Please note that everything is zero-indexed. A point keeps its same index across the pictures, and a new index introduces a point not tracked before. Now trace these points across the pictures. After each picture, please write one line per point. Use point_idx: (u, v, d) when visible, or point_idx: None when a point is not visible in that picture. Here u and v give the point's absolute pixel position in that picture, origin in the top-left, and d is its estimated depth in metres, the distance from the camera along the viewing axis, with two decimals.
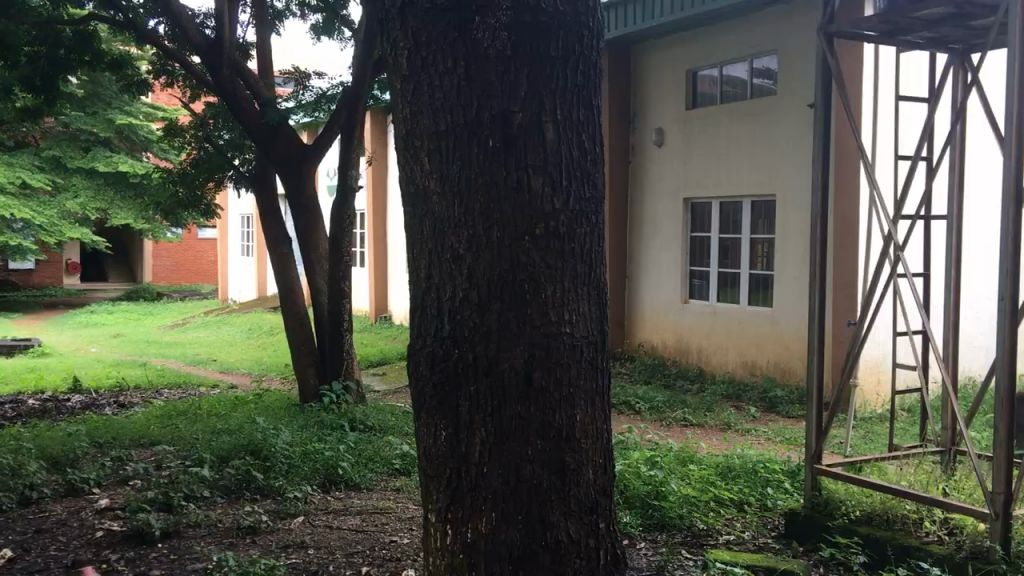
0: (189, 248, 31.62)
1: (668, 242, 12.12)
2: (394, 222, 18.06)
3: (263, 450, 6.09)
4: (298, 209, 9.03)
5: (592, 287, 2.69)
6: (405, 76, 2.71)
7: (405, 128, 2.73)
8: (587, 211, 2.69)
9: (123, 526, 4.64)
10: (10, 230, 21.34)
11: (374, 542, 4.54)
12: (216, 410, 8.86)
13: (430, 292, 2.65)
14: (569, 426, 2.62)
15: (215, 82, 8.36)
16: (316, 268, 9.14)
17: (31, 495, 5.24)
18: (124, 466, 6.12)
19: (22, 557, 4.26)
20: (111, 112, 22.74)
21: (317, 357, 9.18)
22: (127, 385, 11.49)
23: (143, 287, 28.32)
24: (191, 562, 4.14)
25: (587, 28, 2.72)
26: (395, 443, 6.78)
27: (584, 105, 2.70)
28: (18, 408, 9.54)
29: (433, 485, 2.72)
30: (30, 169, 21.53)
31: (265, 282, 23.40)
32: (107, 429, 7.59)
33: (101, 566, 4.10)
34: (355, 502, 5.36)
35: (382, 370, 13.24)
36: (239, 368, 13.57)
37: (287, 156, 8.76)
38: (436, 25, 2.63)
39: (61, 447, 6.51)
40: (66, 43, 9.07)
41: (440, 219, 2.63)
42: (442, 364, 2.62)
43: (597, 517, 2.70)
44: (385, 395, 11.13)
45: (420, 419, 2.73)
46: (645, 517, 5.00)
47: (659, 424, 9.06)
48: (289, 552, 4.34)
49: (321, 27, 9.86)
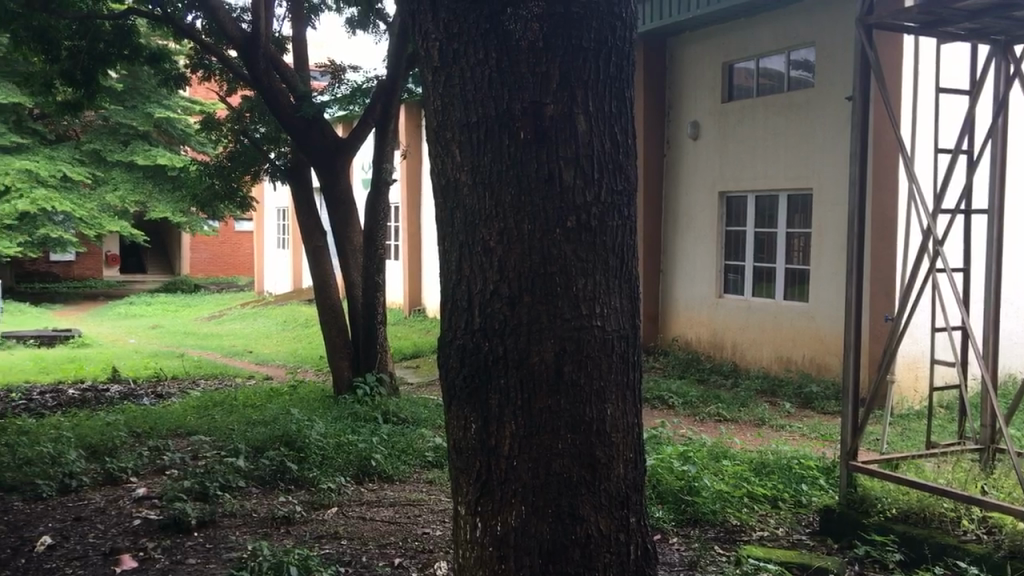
0: (226, 241, 32.08)
1: (703, 236, 12.04)
2: (427, 214, 18.13)
3: (297, 441, 6.13)
4: (333, 203, 9.08)
5: (624, 280, 2.67)
6: (436, 68, 2.71)
7: (436, 120, 2.73)
8: (620, 204, 2.67)
9: (160, 514, 4.71)
10: (50, 222, 21.78)
11: (407, 534, 4.57)
12: (252, 401, 8.94)
13: (461, 284, 2.65)
14: (600, 420, 2.61)
15: (252, 77, 8.44)
16: (351, 261, 9.21)
17: (70, 483, 5.33)
18: (161, 455, 6.20)
19: (61, 545, 4.34)
20: (149, 106, 23.03)
21: (351, 350, 9.23)
22: (166, 375, 11.66)
23: (181, 279, 28.73)
24: (225, 551, 4.18)
25: (620, 19, 2.71)
26: (428, 436, 6.80)
27: (617, 97, 2.68)
28: (59, 397, 9.70)
29: (463, 478, 2.72)
30: (71, 162, 21.94)
31: (299, 274, 23.52)
32: (146, 418, 7.70)
33: (138, 554, 4.16)
34: (388, 494, 5.38)
35: (415, 363, 13.29)
36: (273, 360, 13.73)
37: (321, 149, 8.79)
38: (467, 17, 2.63)
39: (99, 436, 6.63)
40: (105, 37, 9.19)
41: (471, 212, 2.63)
42: (471, 358, 2.62)
43: (627, 512, 2.68)
44: (418, 387, 11.19)
45: (450, 413, 2.73)
46: (677, 512, 4.99)
47: (691, 420, 9.01)
48: (323, 543, 4.37)
49: (357, 21, 9.91)
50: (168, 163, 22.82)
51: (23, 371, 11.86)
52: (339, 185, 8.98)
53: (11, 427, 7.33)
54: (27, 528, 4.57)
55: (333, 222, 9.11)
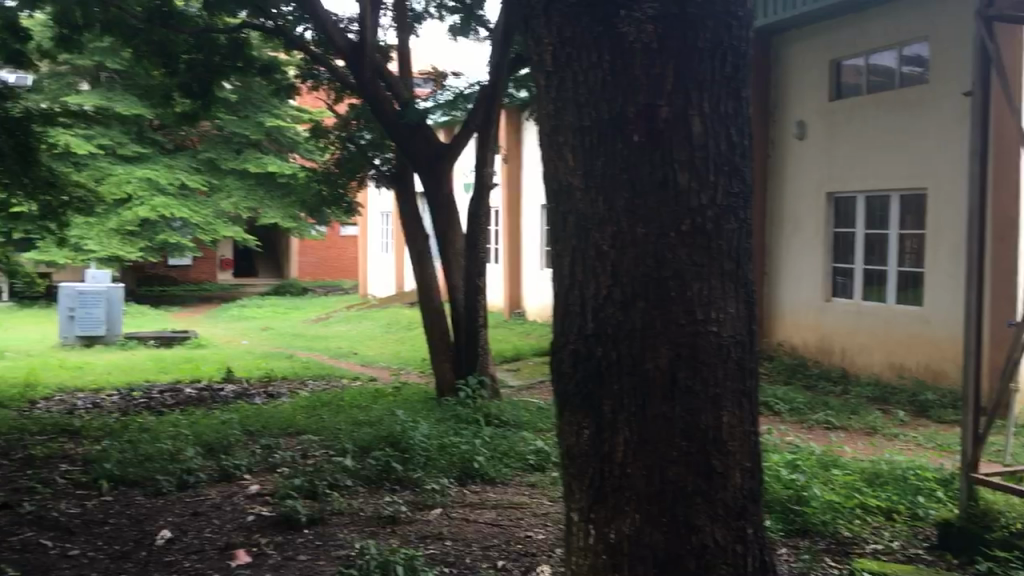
0: (333, 245, 33.00)
1: (810, 238, 11.72)
2: (528, 218, 18.20)
3: (402, 442, 6.22)
4: (435, 208, 9.17)
5: (740, 286, 2.61)
6: (549, 72, 2.72)
7: (549, 124, 2.73)
8: (736, 207, 2.62)
9: (271, 512, 4.85)
10: (168, 228, 22.74)
11: (510, 536, 4.58)
12: (358, 402, 9.13)
13: (573, 288, 2.65)
14: (715, 428, 2.56)
15: (358, 86, 8.63)
16: (453, 264, 9.22)
17: (188, 479, 5.55)
18: (273, 453, 6.39)
19: (180, 539, 4.52)
20: (260, 116, 23.84)
21: (454, 352, 9.32)
22: (276, 375, 12.03)
23: (289, 282, 29.62)
24: (335, 549, 4.28)
25: (736, 18, 2.65)
26: (530, 439, 6.80)
27: (733, 97, 2.63)
28: (178, 396, 10.12)
29: (575, 485, 2.71)
30: (188, 171, 22.95)
31: (402, 277, 23.90)
32: (258, 417, 7.95)
33: (252, 549, 4.30)
34: (491, 496, 5.41)
35: (517, 366, 13.34)
36: (378, 361, 14.00)
37: (424, 155, 8.91)
38: (580, 21, 2.63)
39: (214, 434, 6.88)
40: (220, 50, 9.53)
41: (584, 217, 2.62)
42: (584, 363, 2.62)
43: (744, 523, 2.61)
44: (519, 390, 11.23)
45: (561, 419, 2.73)
46: (786, 522, 4.86)
47: (799, 427, 8.77)
48: (427, 543, 4.42)
49: (459, 28, 10.01)
50: (278, 171, 23.53)
51: (144, 370, 12.42)
52: (442, 190, 9.08)
53: (133, 424, 7.68)
54: (148, 522, 4.78)
55: (436, 227, 9.21)
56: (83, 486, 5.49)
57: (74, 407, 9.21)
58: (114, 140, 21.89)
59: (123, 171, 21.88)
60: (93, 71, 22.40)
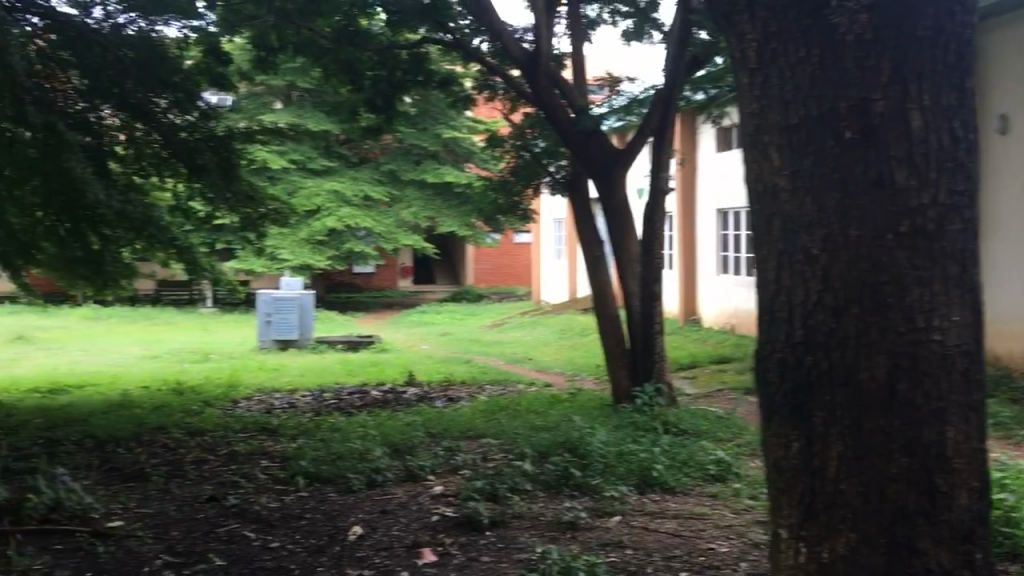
0: (506, 252, 33.82)
1: (1015, 241, 10.86)
2: (702, 223, 17.89)
3: (580, 447, 6.22)
4: (610, 214, 9.13)
5: (967, 292, 2.53)
6: (753, 68, 2.76)
7: (753, 121, 2.77)
8: (960, 205, 2.53)
9: (455, 512, 4.97)
10: (354, 238, 23.83)
11: (692, 547, 4.49)
12: (535, 407, 9.22)
13: (780, 296, 2.70)
14: (939, 443, 2.52)
15: (535, 95, 8.85)
16: (628, 271, 9.14)
17: (376, 478, 5.78)
18: (454, 455, 6.55)
19: (370, 535, 4.71)
20: (438, 128, 24.67)
21: (630, 360, 9.24)
22: (456, 379, 12.36)
23: (466, 289, 30.36)
24: (516, 552, 4.33)
25: (960, 2, 2.55)
26: (710, 449, 6.65)
27: (956, 89, 2.54)
28: (364, 398, 10.57)
29: (785, 499, 2.80)
30: (371, 183, 24.18)
31: (575, 283, 23.96)
32: (440, 420, 8.18)
33: (438, 548, 4.42)
34: (671, 506, 5.32)
35: (693, 374, 13.09)
36: (553, 367, 14.11)
37: (600, 160, 8.91)
38: (787, 15, 2.66)
39: (399, 436, 7.13)
40: (402, 65, 9.89)
41: (792, 219, 2.65)
42: (793, 372, 2.66)
43: (971, 546, 2.59)
44: (696, 398, 11.02)
45: (770, 431, 2.80)
46: (994, 546, 4.48)
47: (1007, 444, 8.11)
48: (608, 550, 4.40)
49: (632, 33, 9.97)
50: (454, 180, 24.32)
51: (333, 373, 13.06)
52: (618, 196, 9.03)
53: (324, 424, 8.07)
54: (340, 518, 5.00)
55: (611, 234, 9.15)
56: (282, 481, 5.82)
57: (270, 407, 9.79)
58: (305, 155, 23.26)
59: (312, 184, 23.16)
60: (285, 91, 23.84)
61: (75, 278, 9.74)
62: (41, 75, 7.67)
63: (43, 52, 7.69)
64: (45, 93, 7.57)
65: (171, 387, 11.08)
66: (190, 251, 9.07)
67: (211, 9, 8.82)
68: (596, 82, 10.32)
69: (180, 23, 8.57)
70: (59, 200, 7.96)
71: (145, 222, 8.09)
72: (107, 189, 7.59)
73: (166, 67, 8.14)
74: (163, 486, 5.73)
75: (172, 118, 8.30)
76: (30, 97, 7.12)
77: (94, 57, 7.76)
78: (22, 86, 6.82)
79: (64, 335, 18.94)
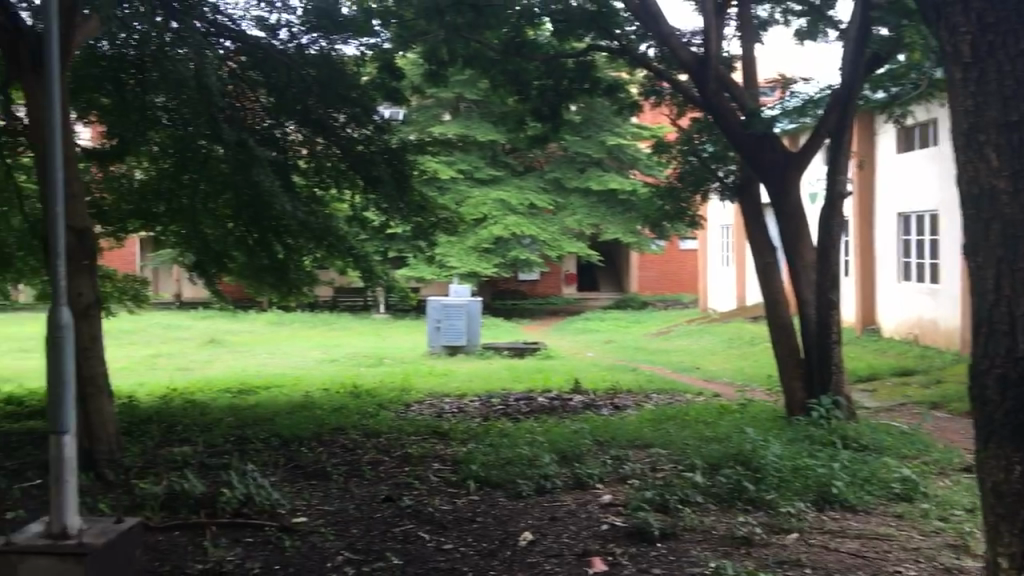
0: (672, 259, 33.38)
1: None
2: (881, 229, 17.05)
3: (754, 460, 6.03)
4: (783, 220, 8.82)
5: None
6: (968, 64, 2.96)
7: (968, 124, 2.96)
8: None
9: (624, 522, 4.94)
10: (519, 245, 24.14)
11: (877, 570, 4.25)
12: (704, 417, 9.03)
13: (999, 304, 2.84)
14: None
15: (703, 99, 8.72)
16: (802, 278, 8.78)
17: (546, 485, 5.81)
18: (623, 465, 6.49)
19: (541, 541, 4.74)
20: (603, 135, 24.67)
21: (805, 371, 8.88)
22: (622, 387, 12.28)
23: (631, 296, 30.16)
24: (688, 566, 4.24)
25: None
26: (894, 467, 6.29)
27: None
28: (531, 404, 10.67)
29: (1005, 523, 2.91)
30: (536, 191, 24.55)
31: (743, 291, 23.30)
32: (607, 428, 8.15)
33: (608, 558, 4.40)
34: (853, 525, 5.06)
35: (873, 386, 12.43)
36: (722, 377, 13.77)
37: (772, 163, 8.65)
38: (1005, 9, 2.90)
39: (567, 443, 7.15)
40: (569, 74, 9.90)
41: (1013, 220, 2.84)
42: (1015, 386, 2.81)
43: None
44: (876, 412, 10.46)
45: (987, 452, 2.94)
46: None
47: None
48: (784, 568, 4.23)
49: (805, 32, 9.56)
50: (619, 187, 24.47)
51: (500, 378, 13.26)
52: (789, 202, 8.70)
53: (493, 429, 8.20)
54: (511, 523, 5.05)
55: (784, 240, 8.84)
56: (454, 484, 5.95)
57: (441, 412, 10.03)
58: (473, 165, 23.81)
59: (480, 193, 23.66)
60: (454, 103, 24.47)
61: (262, 285, 10.34)
62: (233, 94, 8.15)
63: (234, 73, 8.19)
64: (237, 112, 8.08)
65: (349, 390, 11.57)
66: (365, 261, 9.43)
67: (387, 26, 9.18)
68: (767, 83, 9.88)
69: (357, 41, 8.87)
70: (248, 212, 8.48)
71: (326, 233, 8.49)
72: (291, 201, 8.01)
73: (346, 84, 8.50)
74: (343, 485, 5.98)
75: (350, 132, 8.65)
76: (224, 115, 7.61)
77: (281, 76, 8.22)
78: (217, 104, 7.29)
79: (251, 339, 20.14)
